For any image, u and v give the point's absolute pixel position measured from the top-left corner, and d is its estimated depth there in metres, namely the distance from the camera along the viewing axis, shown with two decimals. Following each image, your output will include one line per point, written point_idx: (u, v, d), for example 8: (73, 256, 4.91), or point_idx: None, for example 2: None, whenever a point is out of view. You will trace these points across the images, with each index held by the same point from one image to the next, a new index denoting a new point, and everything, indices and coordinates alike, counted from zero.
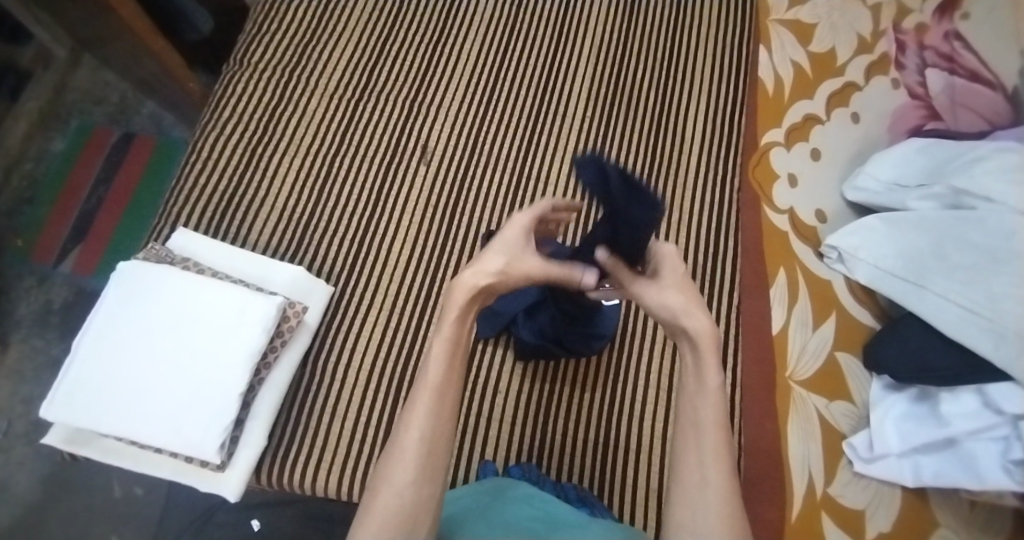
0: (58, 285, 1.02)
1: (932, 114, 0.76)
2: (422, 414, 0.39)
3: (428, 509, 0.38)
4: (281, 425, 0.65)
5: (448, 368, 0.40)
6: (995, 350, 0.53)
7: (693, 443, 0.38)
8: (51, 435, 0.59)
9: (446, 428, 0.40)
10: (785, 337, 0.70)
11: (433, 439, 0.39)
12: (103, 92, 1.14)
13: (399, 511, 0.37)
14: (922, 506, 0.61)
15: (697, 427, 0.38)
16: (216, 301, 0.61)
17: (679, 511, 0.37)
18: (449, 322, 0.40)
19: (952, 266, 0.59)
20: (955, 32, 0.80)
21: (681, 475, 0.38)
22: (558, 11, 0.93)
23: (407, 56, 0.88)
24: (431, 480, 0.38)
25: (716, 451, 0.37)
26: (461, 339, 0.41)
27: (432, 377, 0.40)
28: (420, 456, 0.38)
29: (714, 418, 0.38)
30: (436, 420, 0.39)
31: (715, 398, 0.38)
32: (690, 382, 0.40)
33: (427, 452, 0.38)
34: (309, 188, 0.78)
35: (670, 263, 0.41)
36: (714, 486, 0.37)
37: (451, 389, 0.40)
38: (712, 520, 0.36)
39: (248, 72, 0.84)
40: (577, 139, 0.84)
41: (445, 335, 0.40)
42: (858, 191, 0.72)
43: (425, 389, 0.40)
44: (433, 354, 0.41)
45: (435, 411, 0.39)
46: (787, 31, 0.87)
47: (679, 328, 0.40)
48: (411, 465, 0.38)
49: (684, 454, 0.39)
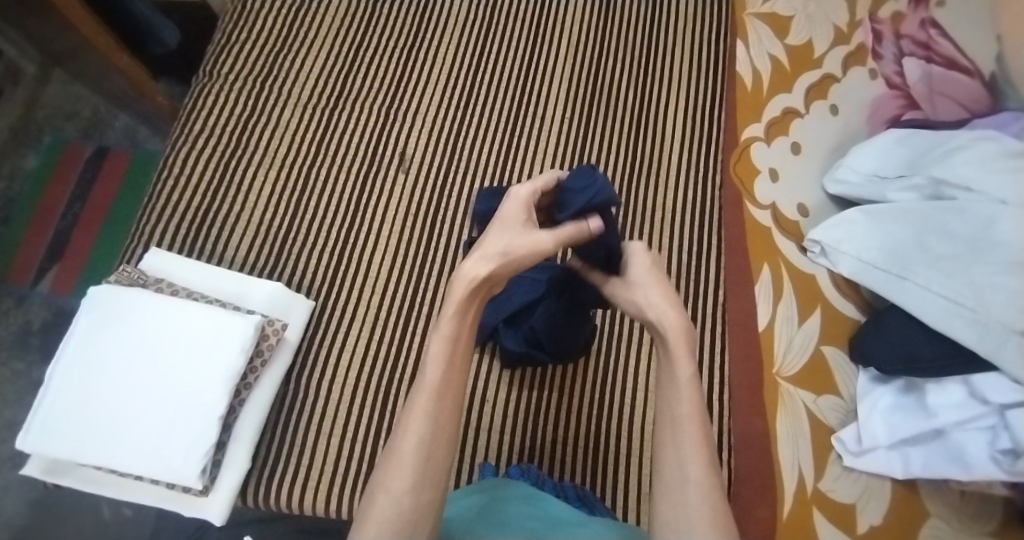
0: (37, 306, 1.00)
1: (911, 103, 0.75)
2: (421, 417, 0.41)
3: (430, 512, 0.39)
4: (266, 444, 0.64)
5: (446, 370, 0.43)
6: (981, 340, 0.53)
7: (670, 438, 0.41)
8: (28, 466, 0.57)
9: (445, 432, 0.42)
10: (771, 334, 0.69)
11: (432, 443, 0.41)
12: (75, 107, 1.12)
13: (400, 513, 0.38)
14: (912, 497, 0.60)
15: (674, 423, 0.42)
16: (193, 324, 0.60)
17: (666, 510, 0.40)
18: (447, 321, 0.43)
19: (934, 257, 0.59)
20: (931, 19, 0.79)
21: (664, 474, 0.41)
22: (533, 11, 0.92)
23: (381, 63, 0.87)
24: (431, 485, 0.40)
25: (693, 446, 0.40)
26: (459, 340, 0.44)
27: (430, 378, 0.42)
28: (418, 459, 0.40)
29: (688, 411, 0.41)
30: (433, 423, 0.41)
31: (688, 393, 0.42)
32: (666, 378, 0.44)
33: (426, 454, 0.40)
34: (285, 201, 0.77)
35: (637, 260, 0.48)
36: (694, 481, 0.39)
37: (450, 392, 0.43)
38: (694, 514, 0.38)
39: (218, 84, 0.82)
40: (557, 140, 0.83)
41: (443, 335, 0.43)
42: (839, 183, 0.71)
43: (423, 392, 0.42)
44: (433, 354, 0.43)
45: (433, 414, 0.41)
46: (763, 24, 0.87)
47: (654, 324, 0.45)
48: (409, 469, 0.39)
49: (664, 452, 0.42)
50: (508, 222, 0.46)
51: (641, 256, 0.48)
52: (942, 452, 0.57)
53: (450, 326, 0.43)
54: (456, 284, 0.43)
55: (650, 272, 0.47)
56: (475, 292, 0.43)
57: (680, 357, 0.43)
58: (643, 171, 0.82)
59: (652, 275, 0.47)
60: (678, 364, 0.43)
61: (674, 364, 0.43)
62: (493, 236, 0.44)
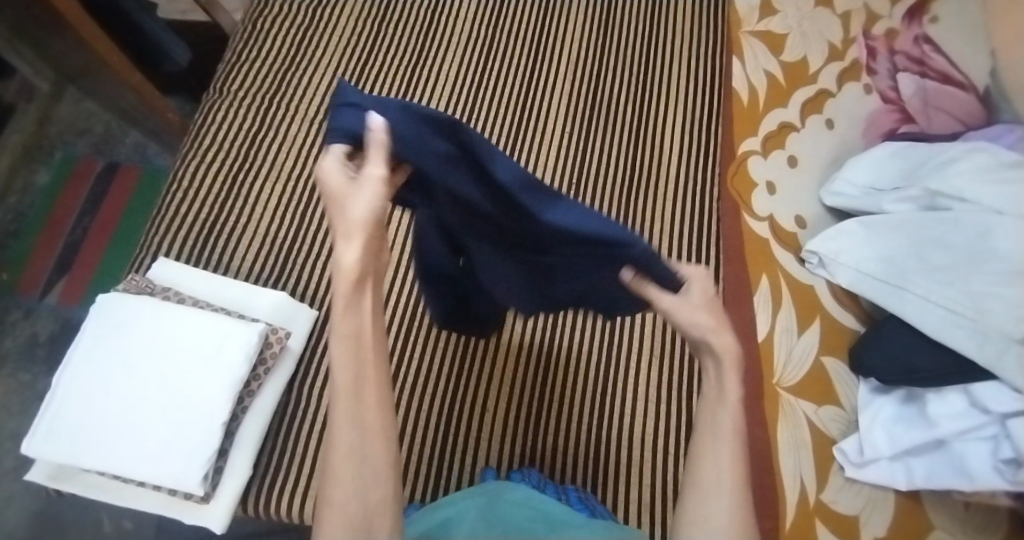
0: (44, 317, 1.01)
1: (905, 118, 0.76)
2: (346, 422, 0.36)
3: (386, 509, 0.36)
4: (267, 452, 0.64)
5: (357, 365, 0.36)
6: (979, 349, 0.54)
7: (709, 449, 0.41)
8: (32, 471, 0.58)
9: (377, 426, 0.37)
10: (770, 345, 0.69)
11: (365, 442, 0.36)
12: (87, 123, 1.15)
13: (354, 514, 0.35)
14: (915, 509, 0.60)
15: (715, 436, 0.42)
16: (198, 331, 0.61)
17: (694, 513, 0.40)
18: (339, 308, 0.36)
19: (931, 267, 0.59)
20: (925, 36, 0.81)
21: (699, 481, 0.41)
22: (534, 29, 0.95)
23: (387, 80, 0.89)
24: (380, 482, 0.36)
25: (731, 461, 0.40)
26: (364, 324, 0.37)
27: (341, 381, 0.36)
28: (353, 465, 0.36)
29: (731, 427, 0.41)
30: (361, 425, 0.36)
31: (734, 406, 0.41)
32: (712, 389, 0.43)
33: (360, 457, 0.36)
34: (290, 213, 0.78)
35: (699, 285, 0.44)
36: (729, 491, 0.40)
37: (368, 385, 0.37)
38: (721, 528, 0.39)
39: (228, 100, 0.84)
40: (556, 153, 0.85)
41: (342, 325, 0.36)
42: (836, 196, 0.72)
43: (338, 393, 0.36)
44: (336, 355, 0.36)
45: (356, 417, 0.36)
46: (759, 42, 0.89)
47: (705, 345, 0.43)
48: (348, 478, 0.35)
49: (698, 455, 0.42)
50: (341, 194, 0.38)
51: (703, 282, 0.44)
52: (945, 463, 0.56)
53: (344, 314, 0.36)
54: (339, 277, 0.36)
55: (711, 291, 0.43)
56: (366, 266, 0.37)
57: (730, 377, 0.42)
58: (642, 183, 0.83)
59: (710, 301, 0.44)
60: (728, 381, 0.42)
61: (724, 379, 0.42)
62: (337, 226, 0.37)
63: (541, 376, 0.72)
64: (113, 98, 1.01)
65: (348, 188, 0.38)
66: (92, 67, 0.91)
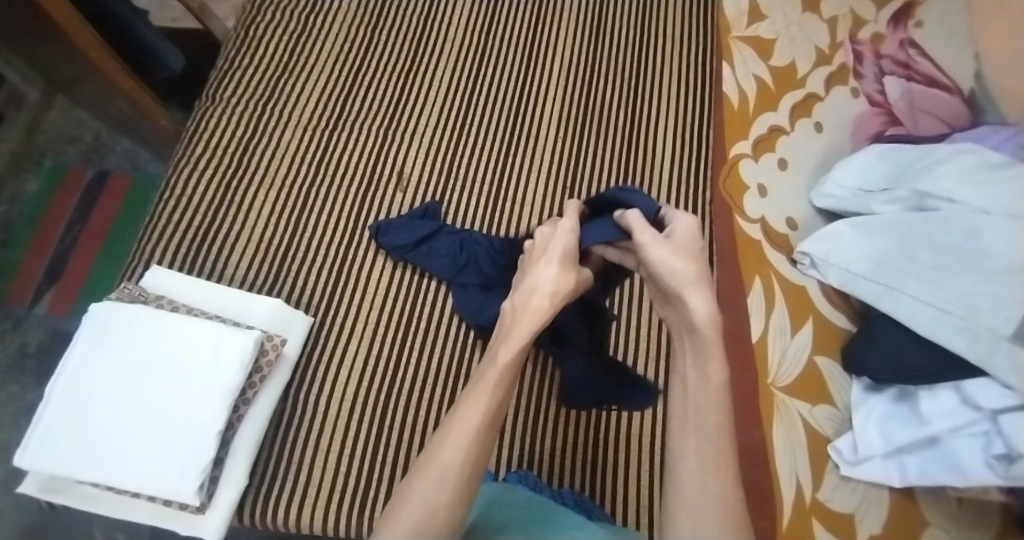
0: (33, 327, 1.00)
1: (892, 120, 0.77)
2: (471, 434, 0.41)
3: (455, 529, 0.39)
4: (263, 461, 0.64)
5: (501, 396, 0.43)
6: (970, 346, 0.54)
7: (693, 445, 0.41)
8: (25, 483, 0.57)
9: (486, 452, 0.41)
10: (764, 345, 0.70)
11: (475, 459, 0.41)
12: (76, 131, 1.14)
13: (432, 522, 0.38)
14: (910, 506, 0.60)
15: (699, 429, 0.42)
16: (193, 340, 0.60)
17: (683, 519, 0.39)
18: (512, 343, 0.44)
19: (920, 268, 0.60)
20: (910, 40, 0.82)
21: (686, 480, 0.40)
22: (526, 35, 0.95)
23: (379, 86, 0.89)
24: (463, 501, 0.40)
25: (716, 458, 0.40)
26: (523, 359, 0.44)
27: (485, 400, 0.42)
28: (457, 473, 0.40)
29: (715, 419, 0.42)
30: (478, 444, 0.41)
31: (718, 398, 0.43)
32: (694, 377, 0.44)
33: (468, 471, 0.40)
34: (285, 220, 0.78)
35: (683, 227, 0.51)
36: (714, 492, 0.39)
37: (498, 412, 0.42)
38: (711, 527, 0.38)
39: (220, 108, 0.84)
40: (551, 157, 0.86)
41: (506, 357, 0.43)
42: (825, 198, 0.73)
43: (475, 410, 0.42)
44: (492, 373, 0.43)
45: (480, 435, 0.41)
46: (748, 47, 0.89)
47: (678, 295, 0.46)
48: (449, 481, 0.39)
49: (683, 456, 0.41)
50: (568, 257, 0.50)
51: (688, 227, 0.52)
52: (938, 460, 0.57)
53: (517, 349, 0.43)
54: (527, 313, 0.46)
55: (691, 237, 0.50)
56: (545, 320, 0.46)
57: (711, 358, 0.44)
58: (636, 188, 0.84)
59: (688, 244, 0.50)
60: (708, 363, 0.44)
61: (707, 362, 0.43)
62: (545, 265, 0.49)
63: (539, 380, 0.72)
64: (103, 106, 1.00)
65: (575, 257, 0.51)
66: (82, 76, 0.90)
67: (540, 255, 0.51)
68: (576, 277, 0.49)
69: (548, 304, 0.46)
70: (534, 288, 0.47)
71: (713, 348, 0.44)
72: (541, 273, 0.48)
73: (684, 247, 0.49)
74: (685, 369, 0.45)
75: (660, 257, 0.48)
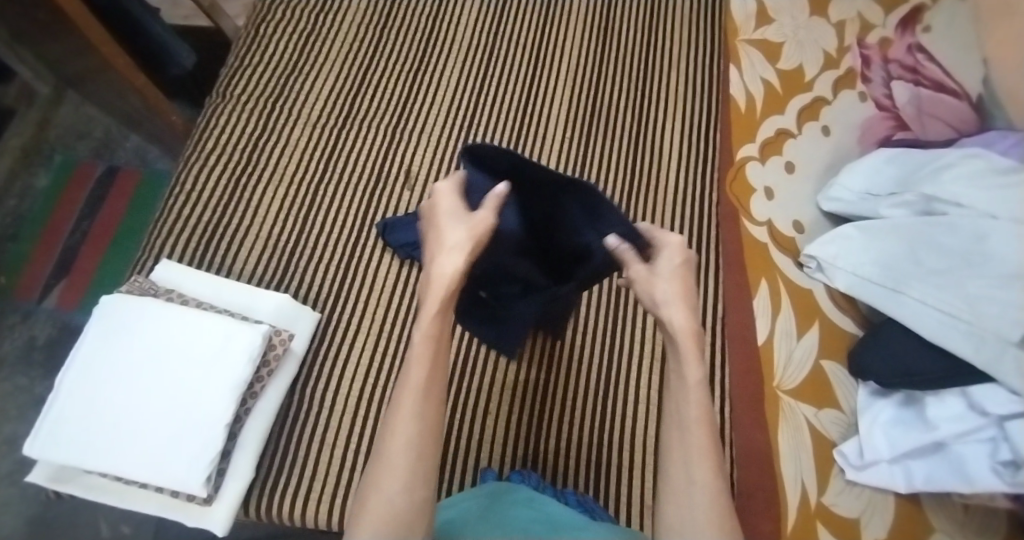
0: (41, 321, 1.01)
1: (900, 124, 0.78)
2: (408, 418, 0.41)
3: (424, 512, 0.40)
4: (269, 455, 0.64)
5: (429, 370, 0.43)
6: (977, 352, 0.54)
7: (676, 442, 0.43)
8: (33, 474, 0.57)
9: (431, 432, 0.42)
10: (770, 348, 0.70)
11: (421, 442, 0.41)
12: (87, 127, 1.15)
13: (394, 513, 0.38)
14: (916, 511, 0.60)
15: (681, 426, 0.43)
16: (202, 333, 0.61)
17: (672, 510, 0.41)
18: (428, 317, 0.43)
19: (928, 272, 0.60)
20: (918, 45, 0.83)
21: (671, 474, 0.42)
22: (535, 37, 0.96)
23: (389, 85, 0.90)
24: (424, 484, 0.40)
25: (699, 450, 0.41)
26: (444, 332, 0.44)
27: (415, 379, 0.42)
28: (409, 460, 0.40)
29: (696, 415, 0.43)
30: (420, 424, 0.41)
31: (697, 395, 0.43)
32: (674, 378, 0.45)
33: (416, 455, 0.40)
34: (293, 215, 0.79)
35: (670, 253, 0.47)
36: (698, 482, 0.41)
37: (433, 392, 0.43)
38: (698, 517, 0.40)
39: (231, 105, 0.85)
40: (557, 157, 0.86)
41: (425, 332, 0.43)
42: (833, 201, 0.73)
43: (408, 393, 0.42)
44: (415, 355, 0.43)
45: (418, 414, 0.41)
46: (756, 50, 0.90)
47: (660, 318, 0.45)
48: (401, 470, 0.40)
49: (671, 451, 0.43)
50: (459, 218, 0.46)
51: (676, 252, 0.47)
52: (944, 466, 0.57)
53: (434, 320, 0.43)
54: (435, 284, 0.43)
55: (679, 270, 0.46)
56: (455, 288, 0.43)
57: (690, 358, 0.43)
58: (641, 189, 0.84)
59: (677, 271, 0.46)
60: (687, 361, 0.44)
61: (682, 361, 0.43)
62: (444, 231, 0.45)
63: (543, 380, 0.72)
64: (114, 102, 1.01)
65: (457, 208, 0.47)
66: (94, 72, 0.91)
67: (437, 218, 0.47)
68: (478, 227, 0.45)
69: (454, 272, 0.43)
70: (438, 260, 0.44)
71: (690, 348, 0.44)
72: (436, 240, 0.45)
73: (669, 275, 0.46)
74: (667, 373, 0.46)
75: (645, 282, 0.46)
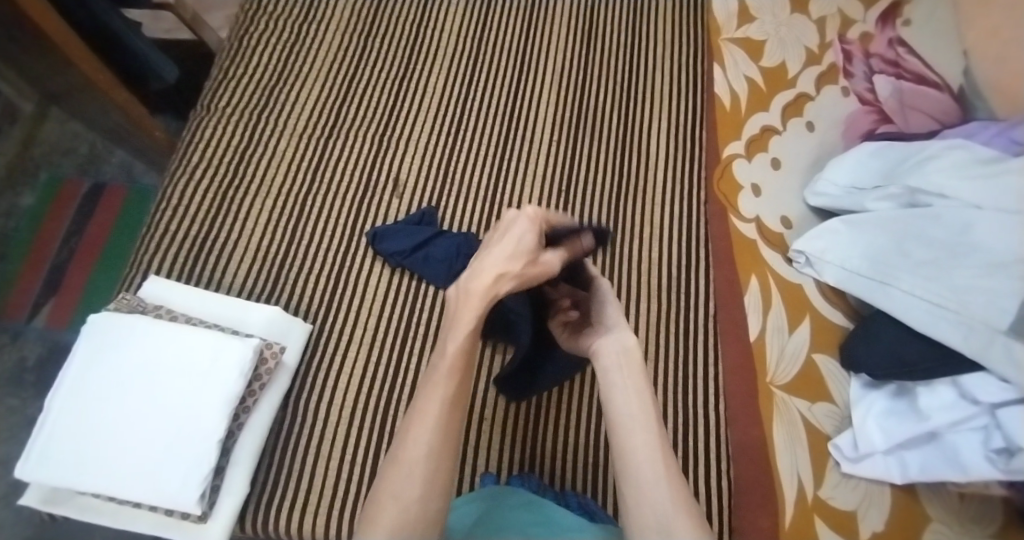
0: (31, 341, 1.00)
1: (883, 118, 0.78)
2: (431, 427, 0.43)
3: (436, 517, 0.42)
4: (264, 470, 0.64)
5: (457, 383, 0.45)
6: (965, 340, 0.55)
7: (641, 443, 0.44)
8: (26, 496, 0.57)
9: (449, 441, 0.44)
10: (762, 345, 0.70)
11: (439, 454, 0.43)
12: (72, 144, 1.14)
13: (408, 516, 0.41)
14: (912, 501, 0.60)
15: (634, 428, 0.45)
16: (192, 349, 0.60)
17: (641, 512, 0.41)
18: (461, 332, 0.45)
19: (914, 263, 0.60)
20: (898, 39, 0.83)
21: (636, 476, 0.43)
22: (520, 41, 0.96)
23: (374, 94, 0.90)
24: (439, 493, 0.42)
25: (653, 449, 0.44)
26: (472, 347, 0.46)
27: (440, 391, 0.44)
28: (426, 469, 0.42)
29: (646, 417, 0.46)
30: (442, 434, 0.43)
31: (644, 399, 0.47)
32: (626, 386, 0.48)
33: (433, 464, 0.42)
34: (282, 227, 0.79)
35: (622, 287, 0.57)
36: (666, 482, 0.42)
37: (457, 408, 0.45)
38: (669, 515, 0.41)
39: (216, 118, 0.85)
40: (544, 160, 0.86)
41: (458, 347, 0.45)
42: (819, 196, 0.74)
43: (433, 404, 0.44)
44: (441, 363, 0.45)
45: (440, 424, 0.43)
46: (738, 48, 0.90)
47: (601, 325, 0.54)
48: (418, 479, 0.42)
49: (629, 456, 0.44)
50: (519, 251, 0.46)
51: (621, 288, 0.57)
52: (938, 455, 0.57)
53: (463, 336, 0.45)
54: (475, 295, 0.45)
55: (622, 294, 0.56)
56: (486, 301, 0.45)
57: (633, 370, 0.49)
58: (630, 189, 0.84)
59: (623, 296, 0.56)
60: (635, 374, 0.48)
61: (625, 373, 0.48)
62: (495, 248, 0.46)
63: None
64: (100, 119, 1.00)
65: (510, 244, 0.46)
66: (78, 89, 0.91)
67: (496, 237, 0.47)
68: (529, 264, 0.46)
69: (490, 285, 0.45)
70: (478, 271, 0.45)
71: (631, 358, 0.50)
72: (480, 261, 0.46)
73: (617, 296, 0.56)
74: (619, 382, 0.48)
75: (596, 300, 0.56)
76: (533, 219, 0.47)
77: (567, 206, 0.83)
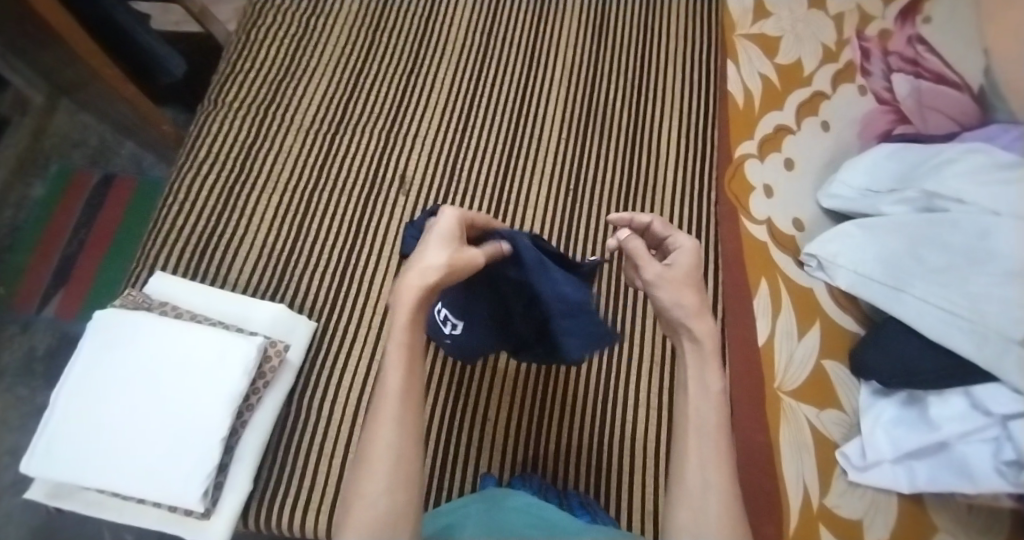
0: (41, 331, 1.01)
1: (900, 118, 0.76)
2: (388, 422, 0.42)
3: (409, 511, 0.42)
4: (268, 465, 0.64)
5: (406, 374, 0.44)
6: (979, 349, 0.53)
7: (693, 446, 0.44)
8: (32, 490, 0.58)
9: (411, 435, 0.43)
10: (771, 349, 0.69)
11: (401, 446, 0.42)
12: (82, 135, 1.14)
13: (380, 515, 0.40)
14: (919, 511, 0.59)
15: (699, 431, 0.44)
16: (196, 347, 0.60)
17: (684, 512, 0.42)
18: (401, 327, 0.44)
19: (928, 270, 0.59)
20: (918, 37, 0.81)
21: (682, 477, 0.43)
22: (529, 35, 0.95)
23: (382, 89, 0.89)
24: (406, 487, 0.42)
25: (715, 454, 0.43)
26: (415, 341, 0.45)
27: (391, 389, 0.44)
28: (389, 463, 0.42)
29: (715, 421, 0.44)
30: (401, 428, 0.43)
31: (718, 403, 0.45)
32: (694, 387, 0.46)
33: (396, 457, 0.42)
34: (287, 223, 0.78)
35: (685, 256, 0.49)
36: (715, 485, 0.42)
37: (411, 401, 0.44)
38: (714, 519, 0.41)
39: (223, 112, 0.84)
40: (552, 158, 0.85)
41: (400, 341, 0.44)
42: (833, 198, 0.72)
43: (388, 400, 0.43)
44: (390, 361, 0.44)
45: (399, 418, 0.43)
46: (753, 45, 0.88)
47: (683, 326, 0.47)
48: (382, 474, 0.41)
49: (685, 456, 0.44)
50: (446, 241, 0.47)
51: (690, 253, 0.49)
52: (947, 466, 0.56)
53: (404, 329, 0.44)
54: (406, 291, 0.44)
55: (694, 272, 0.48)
56: (421, 301, 0.45)
57: (711, 367, 0.45)
58: (639, 187, 0.83)
59: (692, 275, 0.48)
60: (708, 373, 0.45)
61: (704, 366, 0.45)
62: (430, 249, 0.46)
63: (542, 383, 0.72)
64: (108, 110, 1.01)
65: (455, 241, 0.48)
66: (86, 81, 0.91)
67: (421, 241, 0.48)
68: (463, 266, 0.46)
69: (419, 286, 0.44)
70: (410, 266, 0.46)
71: (714, 358, 0.46)
72: (415, 257, 0.46)
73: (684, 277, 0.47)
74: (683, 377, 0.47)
75: (669, 286, 0.47)
76: (455, 214, 0.50)
77: (574, 204, 0.82)
